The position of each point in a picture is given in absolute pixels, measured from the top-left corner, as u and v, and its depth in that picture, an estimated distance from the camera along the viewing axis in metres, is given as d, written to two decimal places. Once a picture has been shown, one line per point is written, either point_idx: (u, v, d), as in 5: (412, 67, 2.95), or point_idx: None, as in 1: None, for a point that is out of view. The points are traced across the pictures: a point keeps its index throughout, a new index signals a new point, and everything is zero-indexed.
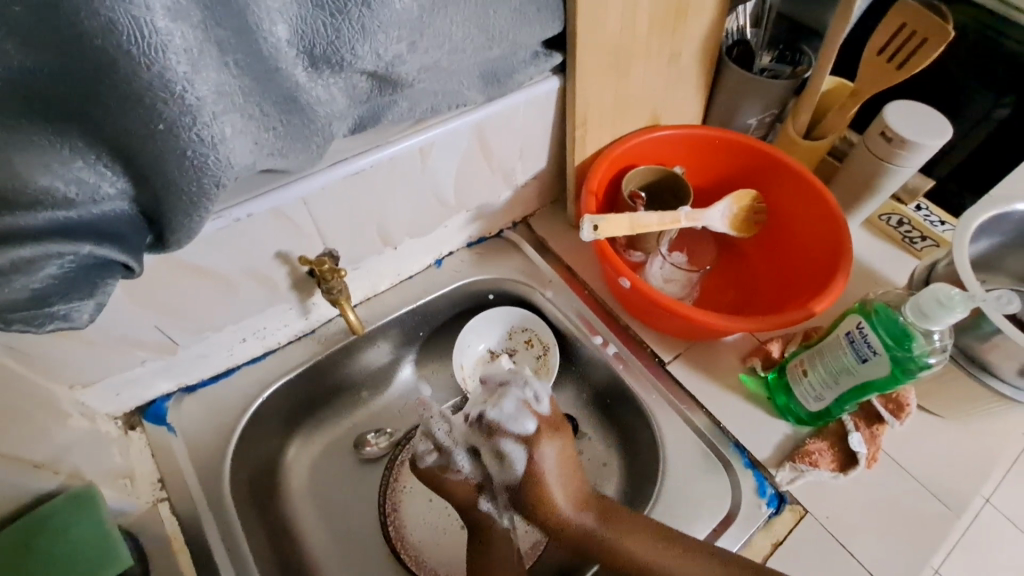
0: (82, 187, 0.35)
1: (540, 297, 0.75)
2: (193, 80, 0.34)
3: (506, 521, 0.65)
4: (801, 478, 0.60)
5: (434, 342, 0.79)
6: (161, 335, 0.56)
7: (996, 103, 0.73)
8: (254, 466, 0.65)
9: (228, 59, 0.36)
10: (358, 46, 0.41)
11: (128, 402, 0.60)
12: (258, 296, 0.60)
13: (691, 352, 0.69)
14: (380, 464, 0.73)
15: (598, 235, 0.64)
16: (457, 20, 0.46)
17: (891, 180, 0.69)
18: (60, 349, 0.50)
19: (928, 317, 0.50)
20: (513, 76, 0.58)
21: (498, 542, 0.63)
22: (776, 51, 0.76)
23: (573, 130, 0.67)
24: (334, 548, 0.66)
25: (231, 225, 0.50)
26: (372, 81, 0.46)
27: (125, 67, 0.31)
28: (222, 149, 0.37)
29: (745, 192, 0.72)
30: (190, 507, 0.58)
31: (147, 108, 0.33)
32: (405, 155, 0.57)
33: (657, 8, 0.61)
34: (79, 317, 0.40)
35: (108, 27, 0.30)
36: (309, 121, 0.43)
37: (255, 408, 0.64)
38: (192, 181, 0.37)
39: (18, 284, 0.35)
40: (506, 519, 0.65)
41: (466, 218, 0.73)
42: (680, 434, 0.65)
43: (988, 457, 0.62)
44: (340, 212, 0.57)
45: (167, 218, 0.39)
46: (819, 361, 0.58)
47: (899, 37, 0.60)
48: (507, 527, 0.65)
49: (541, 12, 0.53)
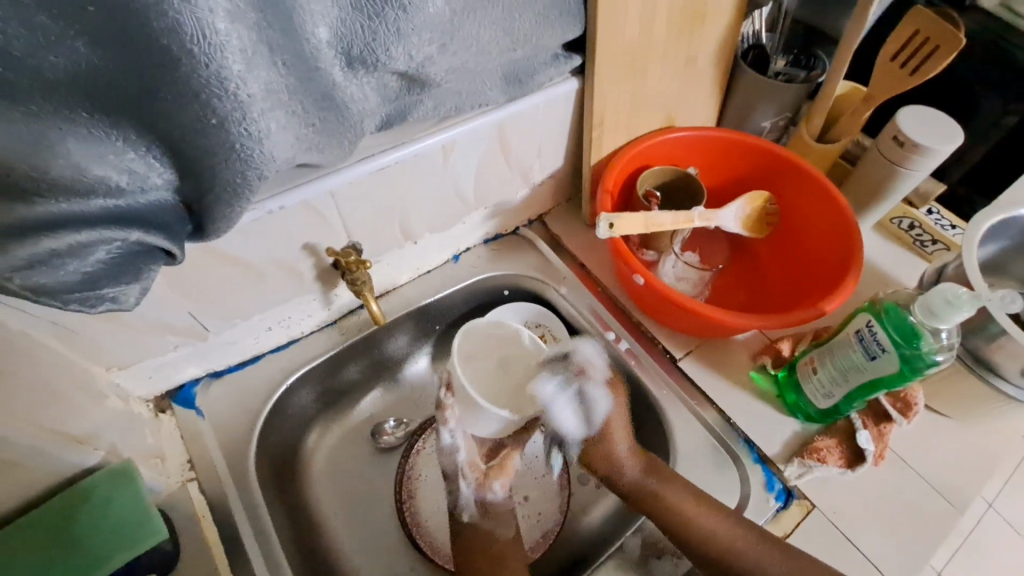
0: (132, 176, 0.38)
1: (555, 293, 0.77)
2: (245, 78, 0.36)
3: (468, 515, 0.64)
4: (810, 473, 0.61)
5: (449, 335, 0.81)
6: (192, 321, 0.58)
7: (1005, 110, 0.74)
8: (277, 451, 0.67)
9: (277, 59, 0.38)
10: (392, 48, 0.43)
11: (158, 385, 0.62)
12: (286, 286, 0.62)
13: (702, 349, 0.71)
14: (395, 452, 0.75)
15: (614, 233, 0.66)
16: (485, 23, 0.48)
17: (902, 184, 0.70)
18: (100, 331, 0.52)
19: (936, 315, 0.51)
20: (533, 77, 0.60)
21: (476, 533, 0.63)
22: (791, 55, 0.78)
23: (590, 131, 0.69)
24: (354, 533, 0.68)
25: (263, 217, 0.52)
26: (402, 81, 0.48)
27: (186, 66, 0.34)
28: (267, 144, 0.39)
29: (758, 193, 0.73)
30: (219, 487, 0.60)
31: (201, 104, 0.35)
32: (428, 152, 0.59)
33: (675, 11, 0.62)
34: (125, 300, 0.43)
35: (173, 27, 0.32)
36: (344, 118, 0.45)
37: (279, 393, 0.66)
38: (237, 173, 0.39)
39: (72, 268, 0.38)
40: (470, 512, 0.64)
41: (484, 214, 0.75)
42: (691, 429, 0.66)
43: (992, 458, 0.63)
44: (366, 205, 0.59)
45: (208, 207, 0.41)
46: (830, 359, 0.59)
47: (912, 44, 0.62)
48: (470, 520, 0.64)
49: (563, 16, 0.55)
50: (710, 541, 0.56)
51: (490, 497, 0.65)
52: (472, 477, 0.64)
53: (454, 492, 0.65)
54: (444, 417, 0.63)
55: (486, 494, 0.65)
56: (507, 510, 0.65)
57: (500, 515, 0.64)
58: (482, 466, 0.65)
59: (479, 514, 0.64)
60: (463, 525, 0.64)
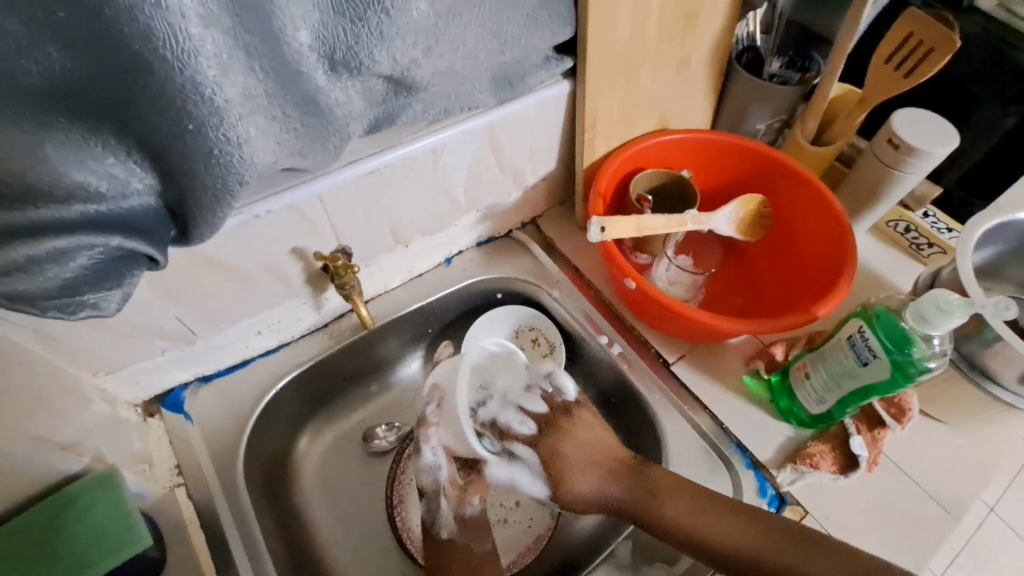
0: (113, 182, 0.37)
1: (546, 295, 0.77)
2: (221, 82, 0.36)
3: (446, 533, 0.64)
4: (803, 479, 0.61)
5: (441, 339, 0.81)
6: (180, 325, 0.57)
7: (1003, 113, 0.73)
8: (267, 456, 0.67)
9: (254, 64, 0.38)
10: (376, 51, 0.42)
11: (147, 390, 0.62)
12: (275, 290, 0.62)
13: (695, 353, 0.70)
14: (387, 456, 0.74)
15: (605, 237, 0.65)
16: (471, 26, 0.48)
17: (898, 188, 0.70)
18: (85, 335, 0.51)
19: (929, 322, 0.51)
20: (524, 79, 0.59)
21: (453, 550, 0.64)
22: (786, 57, 0.78)
23: (583, 134, 0.68)
24: (344, 538, 0.68)
25: (250, 221, 0.52)
26: (387, 84, 0.48)
27: (159, 71, 0.33)
28: (246, 149, 0.39)
29: (752, 196, 0.73)
30: (206, 492, 0.60)
31: (177, 109, 0.35)
32: (417, 155, 0.58)
33: (667, 13, 0.62)
34: (107, 306, 0.42)
35: (145, 32, 0.32)
36: (327, 122, 0.44)
37: (269, 398, 0.66)
38: (217, 179, 0.39)
39: (52, 274, 0.37)
40: (448, 529, 0.64)
41: (476, 217, 0.75)
42: (683, 434, 0.66)
43: (989, 464, 0.62)
44: (355, 209, 0.59)
45: (191, 213, 0.41)
46: (822, 364, 0.59)
47: (905, 46, 0.61)
48: (448, 536, 0.64)
49: (553, 18, 0.55)
50: (722, 549, 0.49)
51: (469, 512, 0.64)
52: (452, 494, 0.63)
53: (433, 508, 0.64)
54: (424, 435, 0.61)
55: (463, 509, 0.64)
56: (483, 524, 0.66)
57: (477, 529, 0.65)
58: (459, 484, 0.63)
59: (456, 531, 0.64)
60: (442, 541, 0.64)
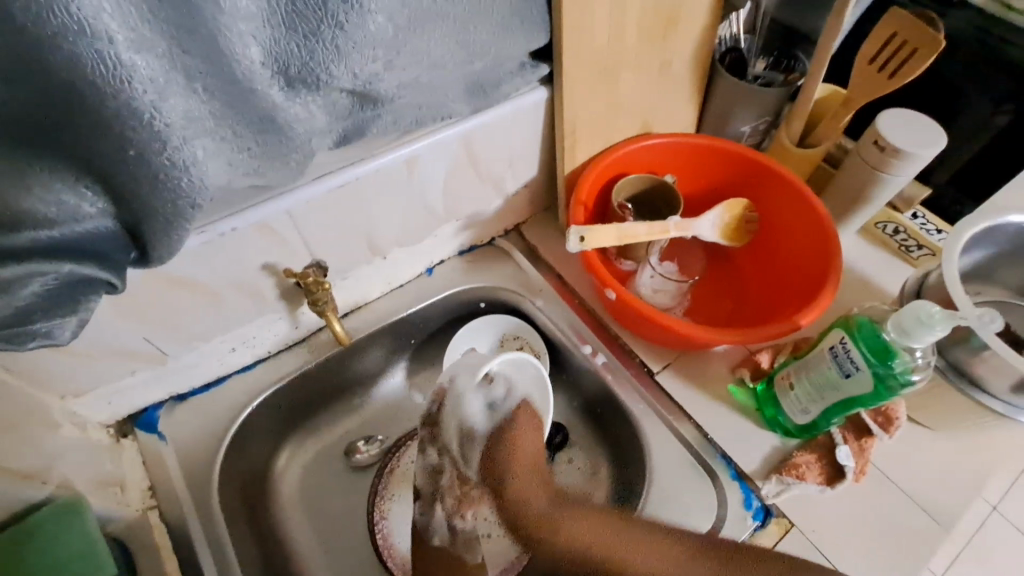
0: (62, 208, 0.36)
1: (530, 305, 0.75)
2: (160, 106, 0.34)
3: (438, 538, 0.64)
4: (788, 490, 0.59)
5: (425, 350, 0.79)
6: (151, 346, 0.57)
7: (995, 110, 0.71)
8: (244, 473, 0.66)
9: (196, 85, 0.37)
10: (332, 67, 0.41)
11: (120, 411, 0.61)
12: (248, 307, 0.61)
13: (680, 362, 0.69)
14: (370, 470, 0.73)
15: (585, 246, 0.64)
16: (435, 37, 0.47)
17: (884, 189, 0.68)
18: (48, 359, 0.50)
19: (908, 333, 0.50)
20: (499, 88, 0.58)
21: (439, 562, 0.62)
22: (771, 57, 0.76)
23: (562, 141, 0.67)
24: (324, 556, 0.67)
25: (215, 239, 0.51)
26: (352, 98, 0.47)
27: (92, 98, 0.32)
28: (195, 171, 0.38)
29: (736, 201, 0.71)
30: (180, 516, 0.59)
31: (115, 135, 0.34)
32: (391, 167, 0.57)
33: (645, 16, 0.60)
34: (61, 333, 0.41)
35: (71, 60, 0.30)
36: (286, 140, 0.43)
37: (245, 416, 0.65)
38: (166, 202, 0.38)
39: (2, 303, 0.36)
40: (440, 535, 0.64)
41: (456, 226, 0.73)
42: (669, 446, 0.65)
43: (981, 472, 0.61)
44: (327, 223, 0.58)
45: (147, 236, 0.39)
46: (806, 375, 0.58)
47: (889, 46, 0.60)
48: (440, 544, 0.64)
49: (525, 24, 0.53)
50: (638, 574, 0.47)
51: (461, 523, 0.63)
52: (450, 501, 0.63)
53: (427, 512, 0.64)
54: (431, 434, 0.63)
55: (459, 521, 0.63)
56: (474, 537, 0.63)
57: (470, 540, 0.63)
58: (456, 493, 0.62)
59: (448, 539, 0.63)
60: (433, 548, 0.64)
